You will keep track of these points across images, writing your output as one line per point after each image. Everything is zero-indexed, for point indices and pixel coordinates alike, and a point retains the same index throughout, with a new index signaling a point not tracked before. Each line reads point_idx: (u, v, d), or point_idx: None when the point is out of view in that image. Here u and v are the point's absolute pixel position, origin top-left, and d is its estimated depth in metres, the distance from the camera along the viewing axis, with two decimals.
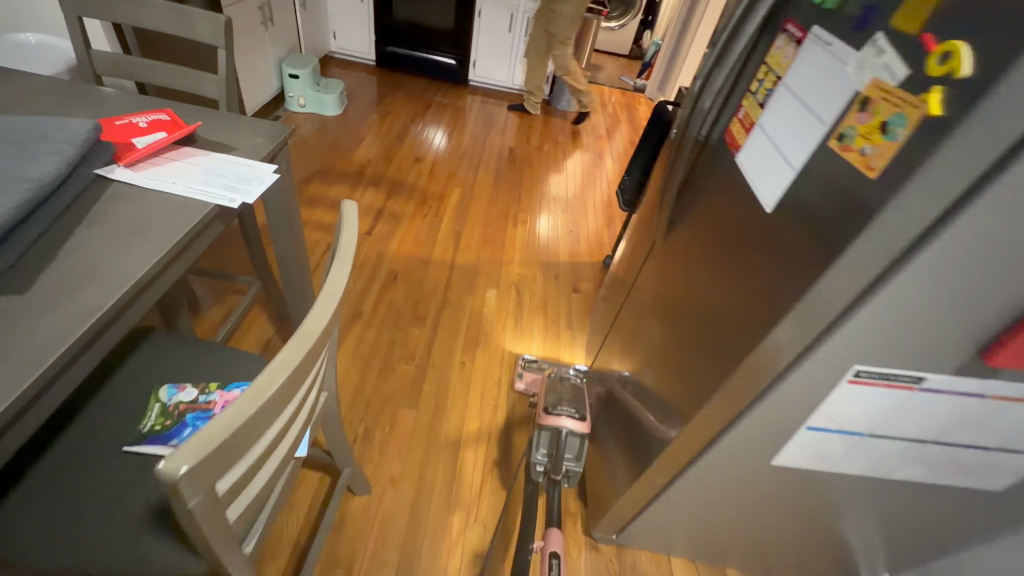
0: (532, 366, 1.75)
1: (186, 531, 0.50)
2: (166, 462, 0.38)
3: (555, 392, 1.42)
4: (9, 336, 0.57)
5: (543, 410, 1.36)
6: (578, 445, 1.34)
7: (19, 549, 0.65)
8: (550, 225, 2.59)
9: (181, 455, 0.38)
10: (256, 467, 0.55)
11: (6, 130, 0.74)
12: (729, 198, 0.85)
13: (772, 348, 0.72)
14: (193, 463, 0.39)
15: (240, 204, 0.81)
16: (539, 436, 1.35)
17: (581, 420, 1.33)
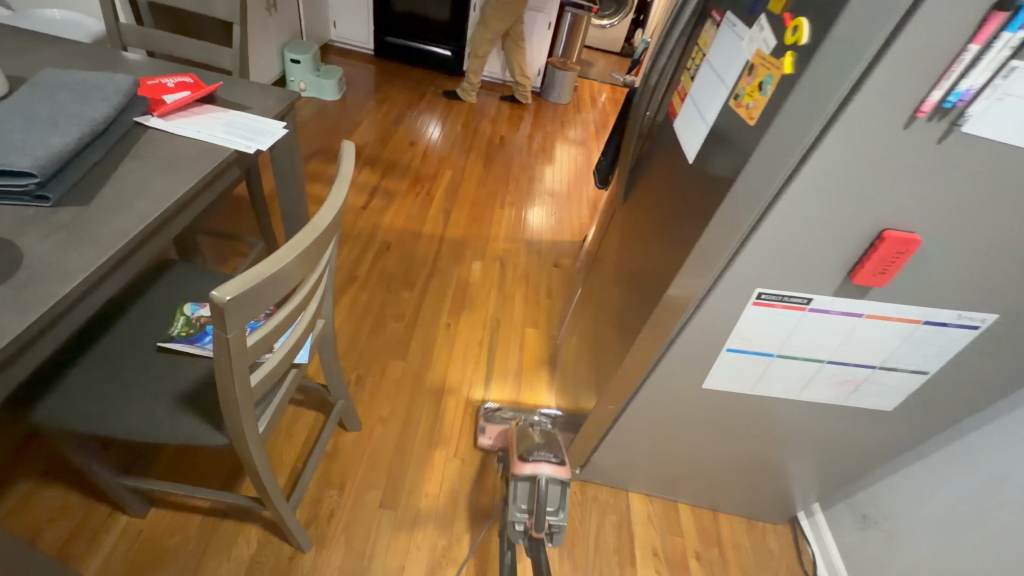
0: (495, 416, 1.55)
1: (220, 375, 0.66)
2: (217, 290, 0.53)
3: (527, 438, 1.36)
4: (77, 234, 0.72)
5: (518, 458, 1.29)
6: (559, 494, 1.25)
7: (79, 414, 0.81)
8: (535, 207, 2.76)
9: (228, 287, 0.53)
10: (272, 337, 0.70)
11: (66, 81, 0.89)
12: (668, 158, 1.03)
13: (690, 271, 0.89)
14: (235, 295, 0.54)
15: (256, 150, 0.97)
16: (515, 488, 1.27)
17: (558, 465, 1.28)
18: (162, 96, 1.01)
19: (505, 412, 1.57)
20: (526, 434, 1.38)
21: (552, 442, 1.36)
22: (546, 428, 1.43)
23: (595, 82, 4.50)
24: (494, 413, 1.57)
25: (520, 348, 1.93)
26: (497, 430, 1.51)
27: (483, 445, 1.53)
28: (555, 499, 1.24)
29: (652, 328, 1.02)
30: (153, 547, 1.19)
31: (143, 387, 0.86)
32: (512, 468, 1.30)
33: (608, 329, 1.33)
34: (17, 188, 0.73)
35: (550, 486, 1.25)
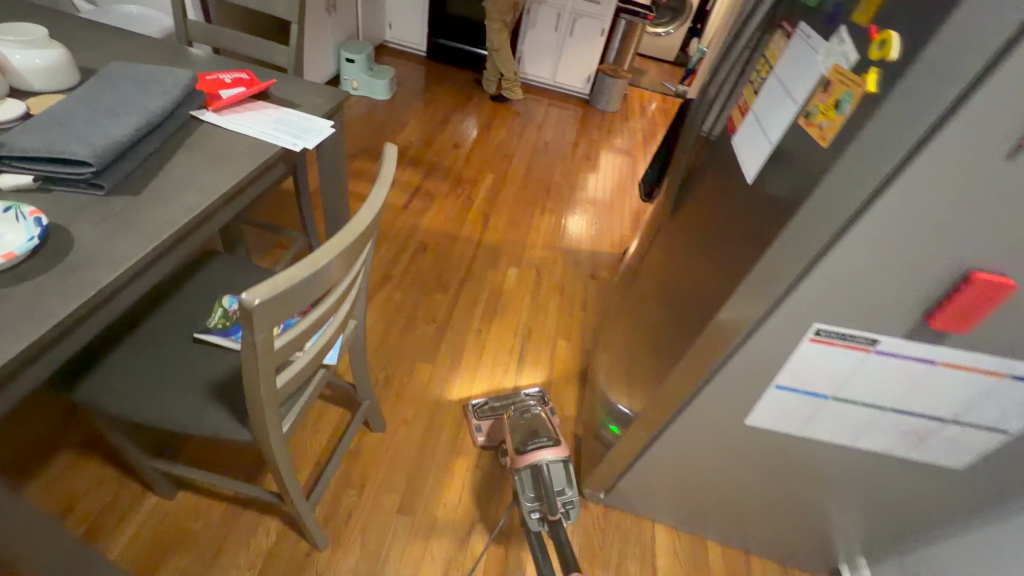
0: (485, 412, 1.58)
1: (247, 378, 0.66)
2: (246, 293, 0.52)
3: (520, 430, 1.35)
4: (128, 222, 0.74)
5: (516, 452, 1.30)
6: (564, 471, 1.26)
7: (116, 397, 0.84)
8: (576, 215, 2.72)
9: (258, 290, 0.52)
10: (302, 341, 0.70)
11: (130, 75, 0.93)
12: (720, 175, 0.97)
13: (739, 301, 0.83)
14: (263, 298, 0.53)
15: (301, 148, 0.98)
16: (520, 480, 1.27)
17: (554, 447, 1.29)
18: (219, 91, 1.03)
19: (493, 405, 1.59)
20: (515, 422, 1.38)
21: (544, 427, 1.35)
22: (532, 409, 1.44)
23: (645, 91, 4.41)
24: (483, 408, 1.59)
25: (550, 359, 1.89)
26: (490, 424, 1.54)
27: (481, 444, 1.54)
28: (562, 479, 1.24)
29: (695, 356, 0.95)
30: (178, 529, 1.22)
31: (177, 376, 0.88)
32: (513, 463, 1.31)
33: (644, 348, 1.27)
34: (74, 177, 0.74)
35: (554, 467, 1.25)
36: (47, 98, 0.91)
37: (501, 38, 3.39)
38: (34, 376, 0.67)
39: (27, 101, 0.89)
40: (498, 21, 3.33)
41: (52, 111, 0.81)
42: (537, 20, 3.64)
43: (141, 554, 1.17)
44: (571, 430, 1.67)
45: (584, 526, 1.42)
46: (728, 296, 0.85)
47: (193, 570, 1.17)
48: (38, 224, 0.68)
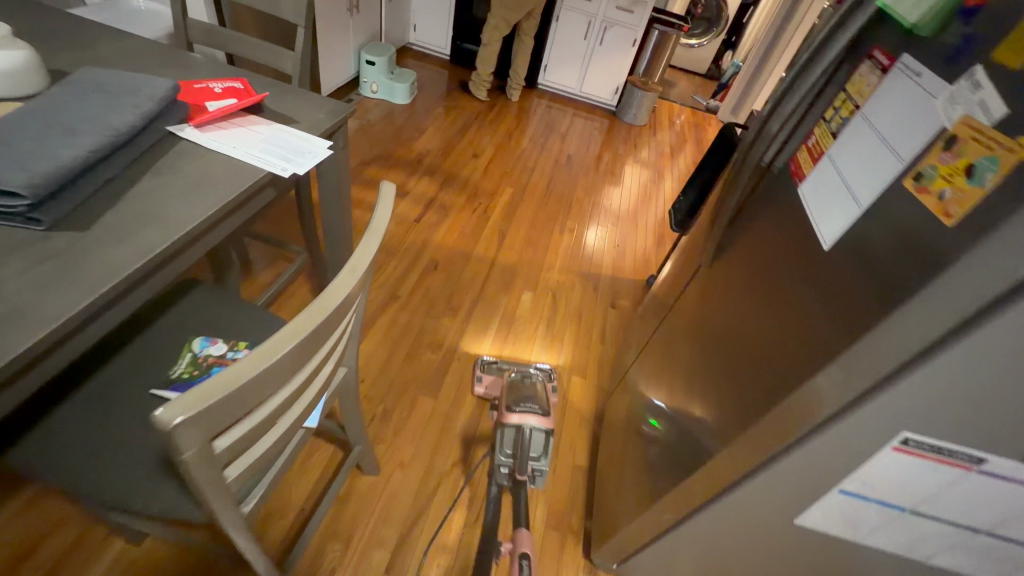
0: (491, 368, 1.66)
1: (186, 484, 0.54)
2: (163, 411, 0.40)
3: (516, 391, 1.44)
4: (72, 266, 0.62)
5: (506, 409, 1.38)
6: (543, 442, 1.34)
7: (55, 464, 0.71)
8: (597, 231, 2.58)
9: (177, 406, 0.41)
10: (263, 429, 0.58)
11: (100, 83, 0.81)
12: (783, 230, 0.81)
13: (809, 395, 0.67)
14: (186, 416, 0.41)
15: (291, 173, 0.84)
16: (503, 435, 1.35)
17: (542, 417, 1.36)
18: (205, 104, 0.91)
19: (500, 364, 1.67)
20: (513, 384, 1.48)
21: (537, 396, 1.43)
22: (533, 378, 1.54)
23: (674, 104, 4.23)
24: (491, 364, 1.68)
25: (564, 397, 1.73)
26: (491, 380, 1.62)
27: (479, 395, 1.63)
28: (538, 447, 1.34)
29: (744, 445, 0.80)
30: None
31: (129, 438, 0.75)
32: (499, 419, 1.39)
33: (670, 408, 1.12)
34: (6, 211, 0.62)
35: (535, 435, 1.34)
36: (4, 108, 0.79)
37: (494, 36, 3.22)
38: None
39: None
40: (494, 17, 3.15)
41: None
42: (565, 27, 3.49)
43: None
44: (583, 481, 1.52)
45: None
46: (795, 385, 0.69)
47: None
48: None
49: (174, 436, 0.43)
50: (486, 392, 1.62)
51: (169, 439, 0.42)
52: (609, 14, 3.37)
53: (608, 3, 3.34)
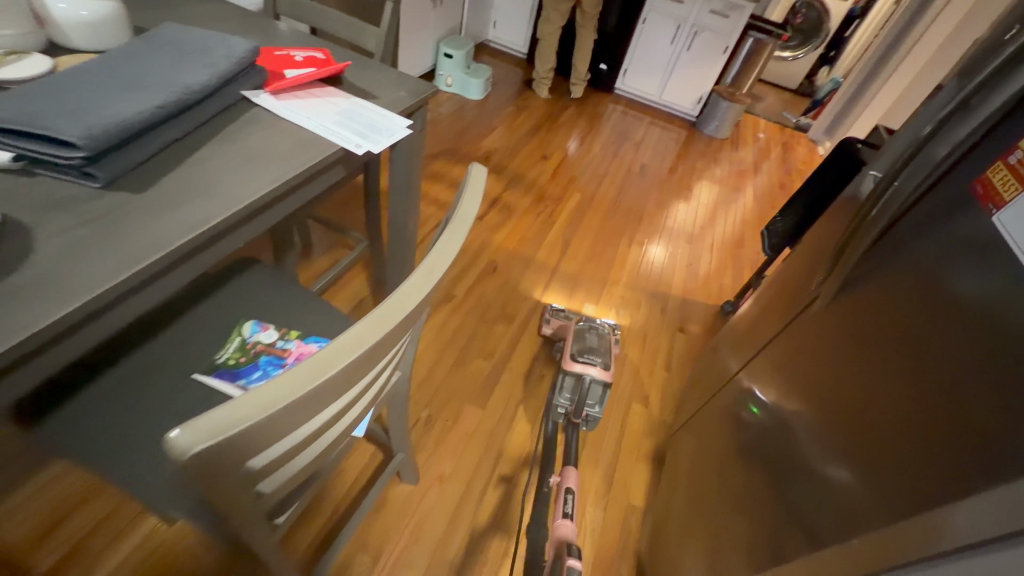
0: (559, 315, 1.71)
1: (217, 503, 0.47)
2: (178, 434, 0.33)
3: (582, 341, 1.52)
4: (115, 233, 0.55)
5: (570, 356, 1.47)
6: (601, 394, 1.44)
7: (80, 447, 0.65)
8: (656, 246, 2.38)
9: (199, 430, 0.34)
10: (303, 444, 0.50)
11: (177, 40, 0.76)
12: (950, 293, 0.64)
13: (982, 516, 0.52)
14: (207, 442, 0.34)
15: (365, 151, 0.76)
16: (562, 380, 1.46)
17: (603, 370, 1.45)
18: (284, 70, 0.85)
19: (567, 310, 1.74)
20: (579, 331, 1.57)
21: (601, 349, 1.51)
22: (601, 330, 1.59)
23: (760, 120, 3.94)
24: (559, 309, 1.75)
25: (619, 429, 1.56)
26: (558, 324, 1.70)
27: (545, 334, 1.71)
28: (596, 397, 1.43)
29: (851, 549, 0.65)
30: (166, 567, 1.04)
31: (162, 426, 0.69)
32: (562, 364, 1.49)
33: (750, 468, 0.96)
34: (61, 161, 0.56)
35: (595, 386, 1.43)
36: (81, 57, 0.75)
37: (548, 28, 3.14)
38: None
39: (57, 59, 0.73)
40: (552, 11, 3.08)
41: (69, 73, 0.65)
42: (651, 30, 3.31)
43: None
44: (636, 526, 1.35)
45: None
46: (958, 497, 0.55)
47: None
48: None
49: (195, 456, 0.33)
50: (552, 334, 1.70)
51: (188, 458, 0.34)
52: (700, 18, 3.16)
53: (701, 7, 3.13)
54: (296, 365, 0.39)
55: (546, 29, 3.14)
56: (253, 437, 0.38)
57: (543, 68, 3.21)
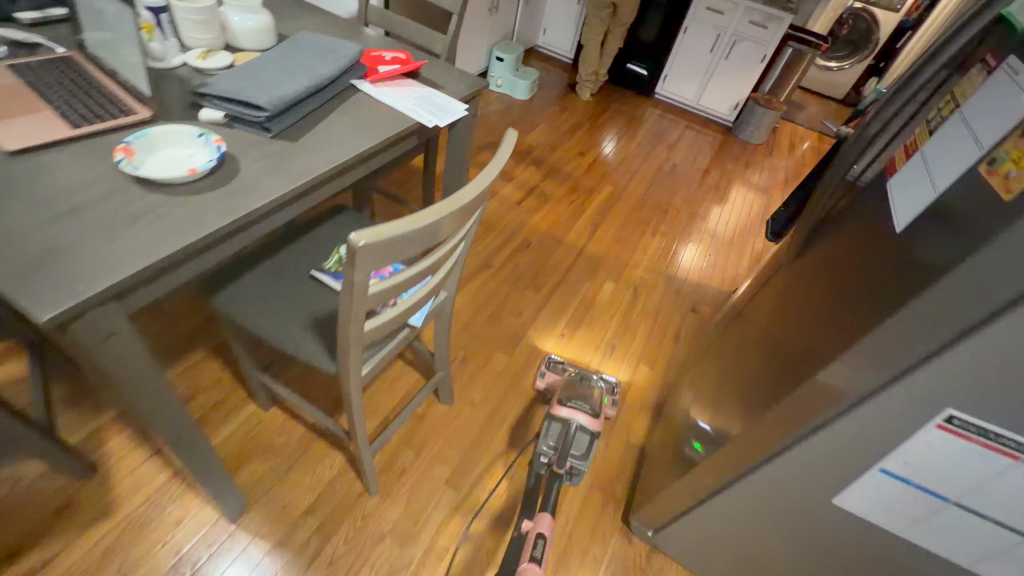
0: (556, 367, 1.67)
1: (347, 318, 0.77)
2: (355, 234, 0.59)
3: (573, 388, 1.46)
4: (285, 162, 0.85)
5: (557, 402, 1.41)
6: (588, 445, 1.32)
7: (237, 310, 0.97)
8: (688, 250, 2.53)
9: (365, 234, 0.60)
10: (395, 292, 0.79)
11: (311, 44, 1.08)
12: (851, 234, 0.87)
13: (850, 366, 0.74)
14: (365, 241, 0.60)
15: (434, 124, 1.05)
16: (548, 427, 1.35)
17: (592, 418, 1.36)
18: (378, 66, 1.16)
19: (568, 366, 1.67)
20: (571, 379, 1.51)
21: (591, 396, 1.44)
22: (592, 380, 1.53)
23: (800, 128, 4.03)
24: (557, 363, 1.69)
25: (627, 385, 1.80)
26: (554, 376, 1.63)
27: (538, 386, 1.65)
28: (582, 449, 1.31)
29: (776, 423, 0.90)
30: (263, 438, 1.38)
31: (287, 302, 1.00)
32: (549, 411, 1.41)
33: (727, 395, 1.19)
34: (252, 118, 0.88)
35: (581, 434, 1.33)
36: (248, 54, 1.08)
37: (593, 35, 3.39)
38: (199, 265, 0.75)
39: (234, 55, 1.08)
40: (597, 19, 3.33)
41: (251, 63, 0.98)
42: (692, 39, 3.50)
43: (234, 449, 1.35)
44: (634, 459, 1.59)
45: (623, 561, 1.35)
46: (834, 357, 0.77)
47: (268, 476, 1.32)
48: (218, 150, 0.80)
49: (354, 254, 0.62)
50: (546, 388, 1.63)
51: (353, 252, 0.61)
52: (739, 28, 3.32)
53: (740, 17, 3.29)
54: (409, 214, 0.65)
55: (591, 36, 3.39)
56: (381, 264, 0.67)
57: (586, 72, 3.47)
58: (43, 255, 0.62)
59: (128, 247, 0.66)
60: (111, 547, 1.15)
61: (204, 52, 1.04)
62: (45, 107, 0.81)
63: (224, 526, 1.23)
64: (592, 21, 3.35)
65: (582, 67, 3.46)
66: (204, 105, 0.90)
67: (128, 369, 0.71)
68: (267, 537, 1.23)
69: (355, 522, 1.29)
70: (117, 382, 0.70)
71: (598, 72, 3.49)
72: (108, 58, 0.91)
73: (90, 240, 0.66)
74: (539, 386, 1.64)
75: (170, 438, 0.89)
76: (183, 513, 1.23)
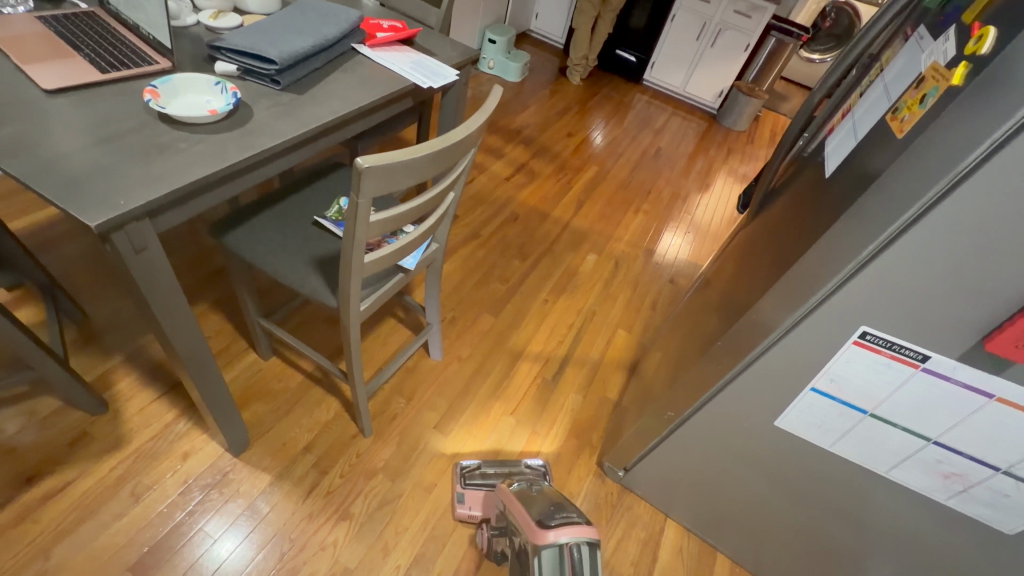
0: (476, 477, 1.39)
1: (349, 246, 0.88)
2: (361, 158, 0.71)
3: (538, 503, 1.11)
4: (295, 110, 0.95)
5: (536, 525, 1.04)
6: (591, 559, 1.00)
7: (246, 247, 1.06)
8: (673, 236, 2.60)
9: (370, 158, 0.72)
10: (390, 224, 0.90)
11: (316, 8, 1.17)
12: (793, 189, 1.00)
13: (786, 292, 0.87)
14: (368, 164, 0.72)
15: (428, 85, 1.15)
16: (537, 566, 1.00)
17: (583, 525, 1.03)
18: (376, 32, 1.25)
19: (486, 472, 1.40)
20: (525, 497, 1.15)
21: (569, 500, 1.12)
22: (540, 483, 1.23)
23: (781, 117, 4.18)
24: (473, 471, 1.40)
25: (605, 346, 1.92)
26: (475, 495, 1.34)
27: (462, 516, 1.33)
28: (587, 568, 0.98)
29: (729, 353, 1.03)
30: (264, 384, 1.48)
31: (294, 242, 1.09)
32: (529, 538, 1.03)
33: (692, 342, 1.31)
34: (264, 71, 0.97)
35: (583, 551, 0.99)
36: (256, 17, 1.17)
37: (583, 20, 3.47)
38: (218, 196, 0.85)
39: (242, 17, 1.16)
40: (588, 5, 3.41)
41: (259, 23, 1.07)
42: (679, 27, 3.61)
43: (235, 393, 1.45)
44: (609, 410, 1.71)
45: (596, 498, 1.47)
46: (774, 288, 0.89)
47: (269, 416, 1.42)
48: (233, 97, 0.89)
49: (360, 175, 0.73)
50: (470, 513, 1.32)
51: (360, 172, 0.72)
52: (724, 17, 3.43)
53: (726, 7, 3.40)
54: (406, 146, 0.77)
55: (582, 22, 3.47)
56: (379, 186, 0.77)
57: (577, 56, 3.56)
58: (86, 175, 0.72)
59: (163, 173, 0.76)
60: (125, 474, 1.25)
61: (216, 13, 1.12)
62: (75, 54, 0.90)
63: (229, 460, 1.32)
64: (583, 6, 3.43)
65: (572, 52, 3.55)
66: (219, 59, 0.99)
67: (155, 283, 0.80)
68: (268, 469, 1.33)
69: (350, 459, 1.40)
70: (148, 296, 0.80)
71: (587, 57, 3.58)
72: (127, 12, 0.99)
73: (128, 167, 0.75)
74: (463, 514, 1.33)
75: (187, 364, 0.98)
76: (189, 448, 1.32)
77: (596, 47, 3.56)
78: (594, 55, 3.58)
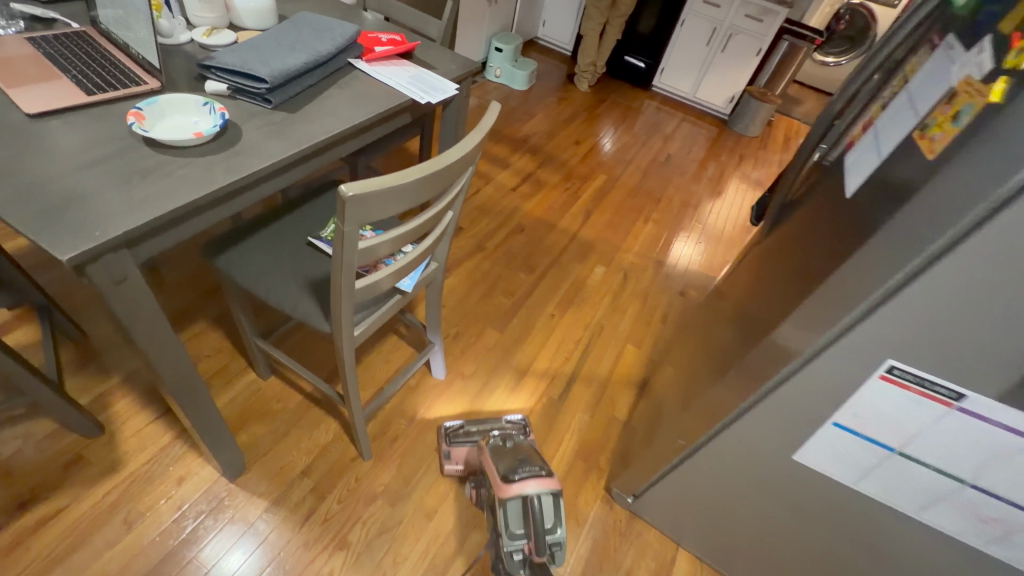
0: (460, 437, 1.43)
1: (338, 272, 0.84)
2: (345, 185, 0.68)
3: (506, 455, 1.14)
4: (286, 130, 0.92)
5: (500, 479, 1.08)
6: (554, 507, 1.06)
7: (239, 271, 1.03)
8: (684, 245, 2.53)
9: (354, 186, 0.68)
10: (382, 250, 0.86)
11: (312, 24, 1.14)
12: (811, 206, 0.93)
13: (805, 321, 0.81)
14: (353, 191, 0.68)
15: (426, 100, 1.11)
16: (501, 513, 1.05)
17: (545, 477, 1.08)
18: (374, 46, 1.22)
19: (469, 430, 1.45)
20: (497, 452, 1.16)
21: (535, 453, 1.15)
22: (516, 437, 1.23)
23: (795, 121, 4.09)
24: (457, 432, 1.45)
25: (613, 362, 1.86)
26: (461, 452, 1.39)
27: (449, 472, 1.39)
28: (550, 514, 1.05)
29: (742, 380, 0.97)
30: (262, 404, 1.45)
31: (288, 264, 1.06)
32: (495, 491, 1.08)
33: (703, 364, 1.25)
34: (255, 90, 0.94)
35: (545, 500, 1.06)
36: (251, 33, 1.15)
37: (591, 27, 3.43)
38: (205, 221, 0.82)
39: (237, 34, 1.14)
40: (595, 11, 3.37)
41: (252, 40, 1.04)
42: (689, 32, 3.55)
43: (233, 413, 1.42)
44: (618, 430, 1.65)
45: (604, 524, 1.41)
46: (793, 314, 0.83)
47: (267, 438, 1.39)
48: (221, 117, 0.86)
49: (345, 203, 0.70)
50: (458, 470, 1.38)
51: (344, 200, 0.69)
52: (735, 21, 3.37)
53: (736, 11, 3.34)
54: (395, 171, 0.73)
55: (589, 28, 3.43)
56: (366, 213, 0.73)
57: (585, 63, 3.52)
58: (64, 202, 0.69)
59: (145, 198, 0.73)
60: (119, 499, 1.22)
61: (209, 30, 1.10)
62: (62, 77, 0.88)
63: (224, 485, 1.29)
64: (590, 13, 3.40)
65: (580, 59, 3.51)
66: (209, 78, 0.96)
67: (138, 312, 0.77)
68: (265, 494, 1.29)
69: (349, 483, 1.36)
70: (130, 327, 0.77)
71: (596, 64, 3.53)
72: (118, 32, 0.97)
73: (107, 192, 0.72)
74: (450, 469, 1.39)
75: (176, 392, 0.95)
76: (185, 471, 1.29)
77: (605, 53, 3.51)
78: (602, 61, 3.54)
